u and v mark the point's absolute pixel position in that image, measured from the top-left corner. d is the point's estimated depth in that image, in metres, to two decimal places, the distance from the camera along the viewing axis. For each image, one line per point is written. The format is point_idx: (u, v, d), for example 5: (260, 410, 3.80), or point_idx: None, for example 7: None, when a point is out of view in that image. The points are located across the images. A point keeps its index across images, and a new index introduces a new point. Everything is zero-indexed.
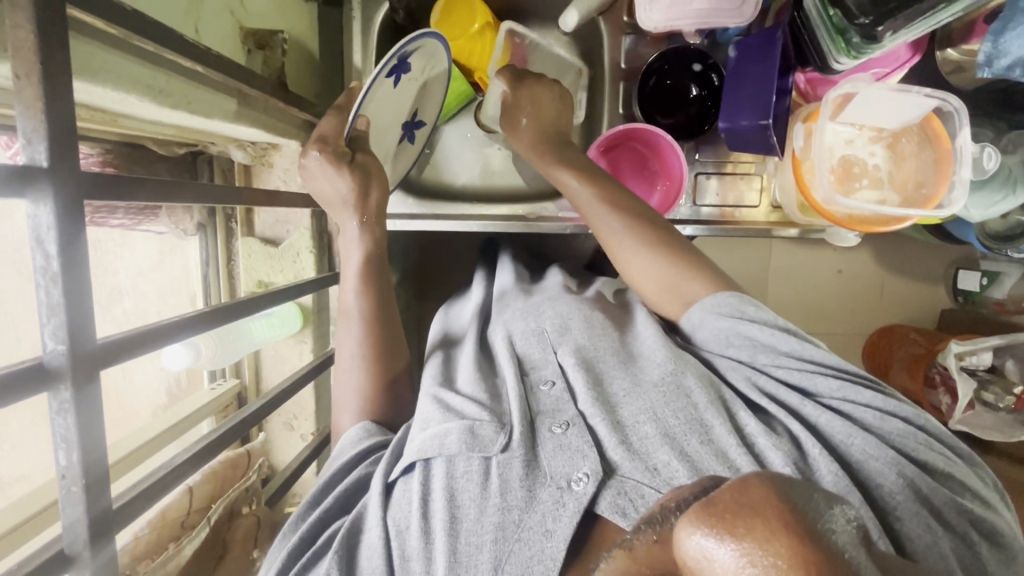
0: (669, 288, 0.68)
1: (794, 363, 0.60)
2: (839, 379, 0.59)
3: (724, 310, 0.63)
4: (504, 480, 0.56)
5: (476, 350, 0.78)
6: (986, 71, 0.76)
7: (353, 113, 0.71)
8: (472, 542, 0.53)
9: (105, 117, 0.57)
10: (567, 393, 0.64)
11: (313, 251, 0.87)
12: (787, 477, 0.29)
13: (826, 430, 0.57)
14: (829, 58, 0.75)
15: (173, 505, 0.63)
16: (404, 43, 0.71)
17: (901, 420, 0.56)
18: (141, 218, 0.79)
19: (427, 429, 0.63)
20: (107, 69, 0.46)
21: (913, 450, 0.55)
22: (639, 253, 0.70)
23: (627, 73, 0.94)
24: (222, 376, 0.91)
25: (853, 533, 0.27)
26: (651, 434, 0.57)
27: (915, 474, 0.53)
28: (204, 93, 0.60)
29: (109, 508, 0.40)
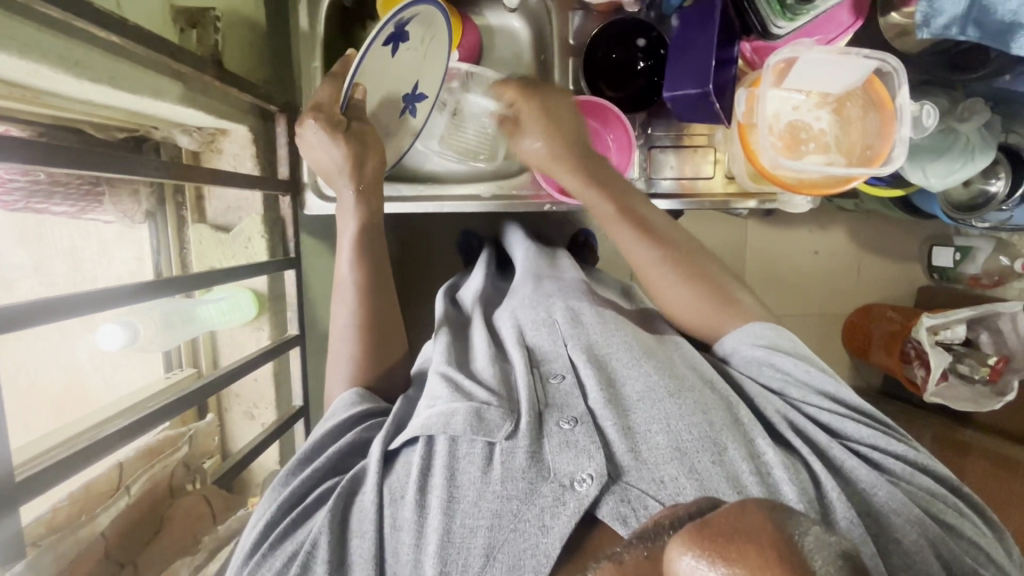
0: (701, 319, 0.72)
1: (825, 400, 0.63)
2: (867, 427, 0.60)
3: (762, 339, 0.68)
4: (506, 467, 0.54)
5: (486, 332, 0.78)
6: (925, 32, 0.77)
7: (347, 81, 0.71)
8: (467, 526, 0.51)
9: (25, 93, 0.56)
10: (577, 389, 0.63)
11: (265, 236, 0.87)
12: (784, 505, 0.29)
13: (849, 471, 0.56)
14: (768, 24, 0.76)
15: (102, 477, 0.59)
16: (400, 10, 0.72)
17: (922, 477, 0.57)
18: (85, 205, 0.78)
19: (433, 408, 0.62)
20: (10, 36, 0.46)
21: (934, 512, 0.55)
22: (674, 285, 0.73)
23: (576, 50, 0.94)
24: (179, 365, 0.90)
25: (846, 563, 0.27)
26: (662, 442, 0.56)
27: (934, 530, 0.52)
28: (132, 70, 0.60)
29: (13, 473, 0.39)
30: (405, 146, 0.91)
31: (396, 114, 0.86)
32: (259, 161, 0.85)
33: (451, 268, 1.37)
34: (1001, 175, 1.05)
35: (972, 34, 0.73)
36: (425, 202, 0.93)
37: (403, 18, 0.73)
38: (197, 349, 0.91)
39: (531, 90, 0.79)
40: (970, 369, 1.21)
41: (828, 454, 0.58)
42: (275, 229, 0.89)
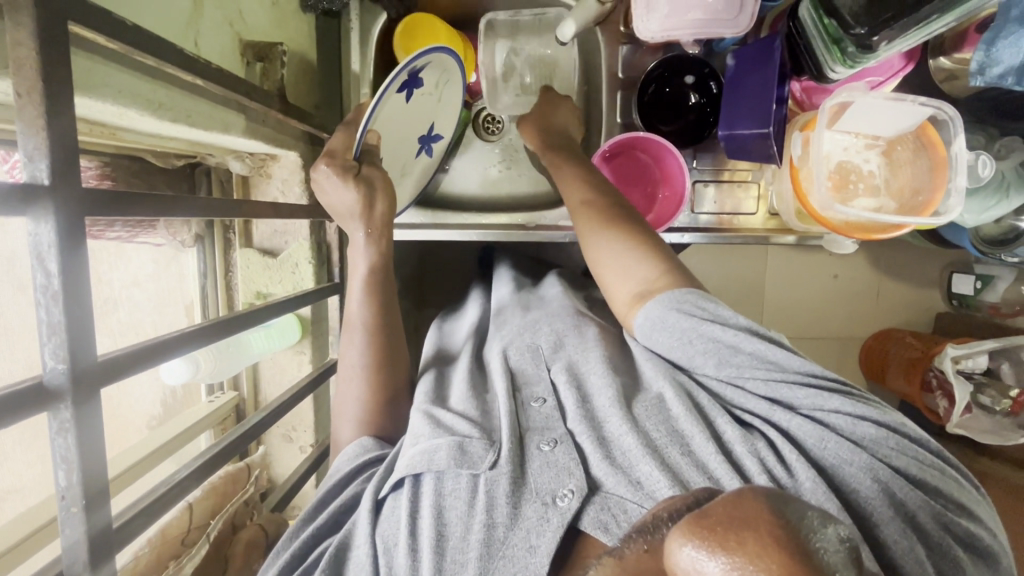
0: (621, 268, 0.67)
1: (772, 363, 0.58)
2: (805, 386, 0.56)
3: (697, 309, 0.61)
4: (490, 496, 0.54)
5: (470, 368, 0.77)
6: (979, 79, 0.77)
7: (362, 126, 0.68)
8: (458, 560, 0.51)
9: (103, 130, 0.56)
10: (557, 411, 0.63)
11: (313, 262, 0.87)
12: (782, 491, 0.28)
13: (798, 435, 0.54)
14: (826, 67, 0.77)
15: (174, 521, 0.61)
16: (414, 58, 0.71)
17: (873, 426, 0.53)
18: (138, 230, 0.79)
19: (416, 445, 0.62)
20: (104, 84, 0.46)
21: (889, 460, 0.51)
22: (599, 237, 0.70)
23: (624, 83, 0.94)
24: (220, 390, 0.91)
25: (846, 556, 0.26)
26: (633, 446, 0.55)
27: (889, 478, 0.50)
28: (204, 106, 0.60)
29: (109, 528, 0.39)
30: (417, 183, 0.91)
31: (412, 152, 0.86)
32: (307, 187, 0.85)
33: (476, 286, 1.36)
34: None
35: None
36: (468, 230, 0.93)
37: (417, 66, 0.72)
38: (239, 372, 0.91)
39: (547, 94, 0.89)
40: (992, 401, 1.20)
41: (774, 421, 0.56)
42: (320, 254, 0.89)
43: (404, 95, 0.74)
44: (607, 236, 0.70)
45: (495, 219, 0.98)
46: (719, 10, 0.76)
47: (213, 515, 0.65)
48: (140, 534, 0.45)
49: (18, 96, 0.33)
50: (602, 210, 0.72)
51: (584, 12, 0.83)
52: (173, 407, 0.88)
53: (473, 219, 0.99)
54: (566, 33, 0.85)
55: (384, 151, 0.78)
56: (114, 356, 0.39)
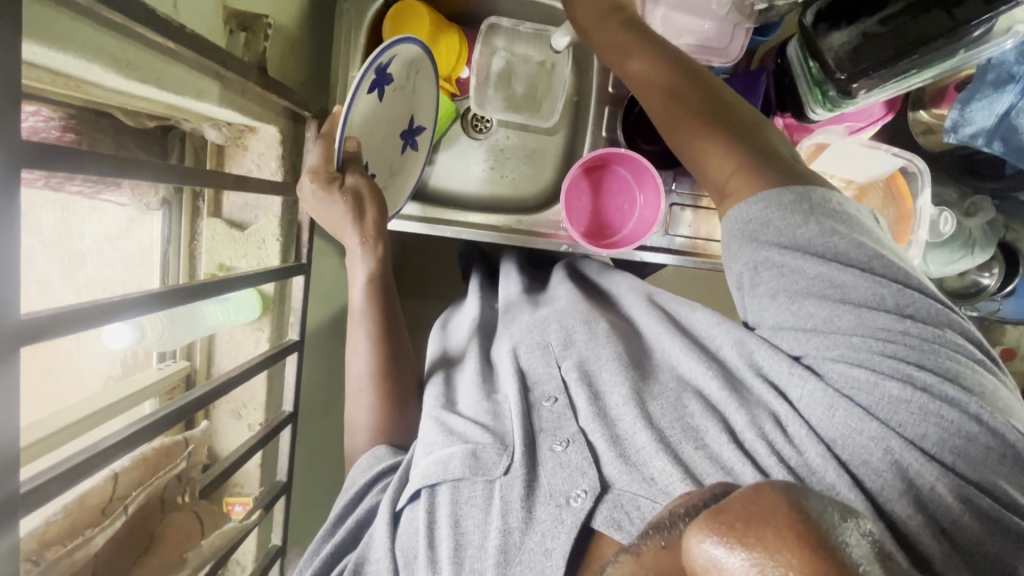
0: (702, 171, 0.64)
1: (800, 312, 0.56)
2: (833, 339, 0.55)
3: (763, 231, 0.57)
4: (505, 501, 0.57)
5: (477, 365, 0.78)
6: (951, 137, 0.79)
7: (339, 132, 0.67)
8: (476, 567, 0.54)
9: (67, 82, 0.55)
10: (569, 410, 0.65)
11: (281, 240, 0.86)
12: (804, 486, 0.28)
13: (813, 405, 0.55)
14: (807, 108, 0.78)
15: (95, 490, 0.58)
16: (379, 53, 0.69)
17: (897, 386, 0.51)
18: (101, 188, 0.76)
19: (429, 454, 0.64)
20: (65, 36, 0.45)
21: (905, 428, 0.51)
22: (677, 131, 0.65)
23: (614, 98, 0.95)
24: (171, 358, 0.89)
25: (871, 550, 0.26)
26: (646, 443, 0.58)
27: (901, 449, 0.50)
28: (178, 71, 0.59)
29: (17, 492, 0.38)
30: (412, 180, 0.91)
31: (398, 151, 0.84)
32: (284, 164, 0.84)
33: (450, 281, 1.36)
34: (995, 271, 1.04)
35: (998, 147, 0.76)
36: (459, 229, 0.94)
37: (382, 60, 0.70)
38: (194, 342, 0.90)
39: None
40: None
41: (792, 391, 0.57)
42: (290, 232, 0.88)
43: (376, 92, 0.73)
44: (686, 129, 0.64)
45: (488, 218, 0.98)
46: (711, 38, 0.77)
47: (138, 485, 0.62)
48: (51, 499, 0.43)
49: None
50: (690, 102, 0.65)
51: None
52: (132, 368, 0.87)
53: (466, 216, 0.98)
54: (561, 40, 0.87)
55: (366, 156, 0.78)
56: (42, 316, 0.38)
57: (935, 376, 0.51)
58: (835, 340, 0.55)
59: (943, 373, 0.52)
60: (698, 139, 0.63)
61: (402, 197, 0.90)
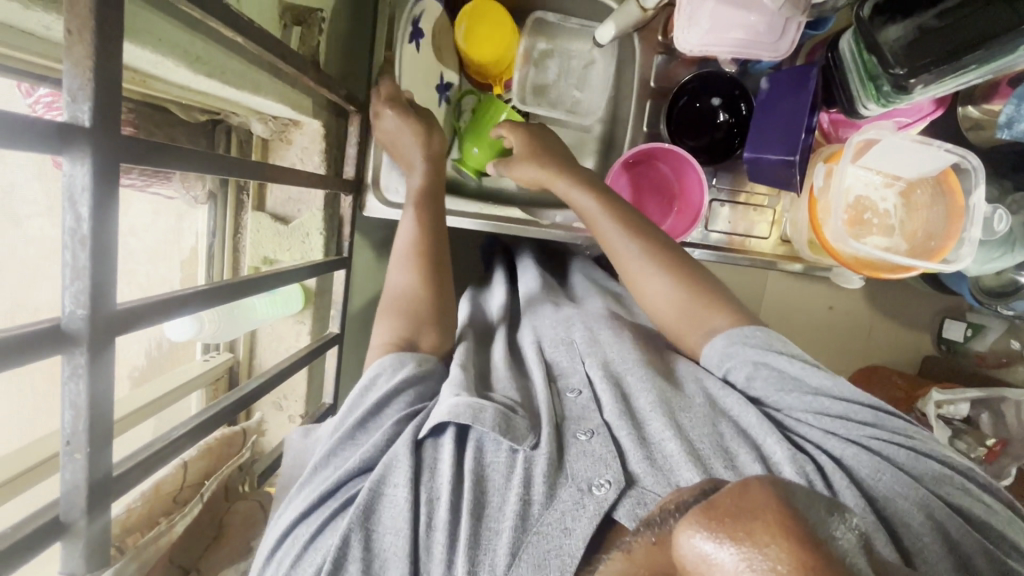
0: (685, 316, 0.71)
1: (817, 404, 0.62)
2: (860, 422, 0.60)
3: (776, 343, 0.66)
4: (529, 474, 0.57)
5: (507, 350, 0.79)
6: (1005, 132, 0.78)
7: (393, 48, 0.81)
8: (493, 529, 0.54)
9: (135, 77, 0.55)
10: (593, 402, 0.66)
11: (323, 234, 0.87)
12: (790, 484, 0.30)
13: (853, 463, 0.57)
14: (858, 103, 0.77)
15: (168, 479, 0.60)
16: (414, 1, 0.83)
17: (933, 464, 0.57)
18: (152, 181, 0.77)
19: (458, 396, 0.62)
20: (146, 31, 0.45)
21: (943, 497, 0.55)
22: (649, 270, 0.74)
23: (656, 92, 0.92)
24: (215, 350, 0.90)
25: (854, 540, 0.27)
26: (675, 451, 0.58)
27: (941, 513, 0.52)
28: (240, 65, 0.60)
29: (108, 475, 0.39)
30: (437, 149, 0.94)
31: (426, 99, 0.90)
32: (327, 158, 0.85)
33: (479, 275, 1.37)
34: None
35: None
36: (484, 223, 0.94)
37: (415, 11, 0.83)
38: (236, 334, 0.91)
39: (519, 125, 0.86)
40: (967, 447, 1.29)
41: (827, 447, 0.59)
42: (332, 227, 0.89)
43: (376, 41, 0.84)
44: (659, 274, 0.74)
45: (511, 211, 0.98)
46: (762, 32, 0.76)
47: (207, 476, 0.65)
48: (134, 485, 0.44)
49: (68, 33, 0.32)
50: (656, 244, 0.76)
51: (625, 17, 0.83)
52: (175, 360, 0.89)
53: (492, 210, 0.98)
54: (604, 33, 0.87)
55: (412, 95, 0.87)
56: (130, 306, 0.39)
57: (952, 462, 0.58)
58: (862, 422, 0.60)
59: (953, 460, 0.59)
60: (673, 284, 0.72)
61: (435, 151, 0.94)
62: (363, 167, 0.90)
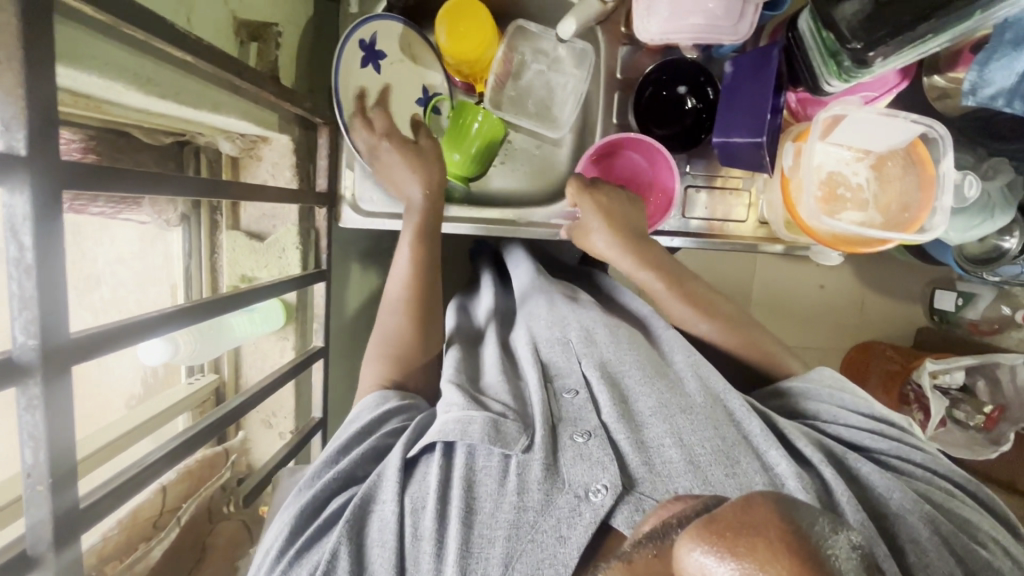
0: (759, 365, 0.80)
1: (847, 423, 0.68)
2: (881, 440, 0.66)
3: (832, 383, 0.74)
4: (523, 479, 0.57)
5: (499, 352, 0.80)
6: (970, 100, 0.78)
7: (335, 72, 0.82)
8: (485, 536, 0.53)
9: (89, 103, 0.55)
10: (590, 403, 0.66)
11: (299, 248, 0.87)
12: (792, 498, 0.31)
13: (868, 479, 0.61)
14: (821, 80, 0.77)
15: (144, 505, 0.64)
16: (362, 25, 0.85)
17: (941, 483, 0.62)
18: (122, 207, 0.77)
19: (449, 411, 0.64)
20: (92, 56, 0.45)
21: (951, 514, 0.59)
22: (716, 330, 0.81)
23: (623, 84, 0.93)
24: (200, 372, 0.90)
25: (855, 559, 0.28)
26: (675, 457, 0.59)
27: (951, 531, 0.56)
28: (197, 84, 0.59)
29: (76, 505, 0.39)
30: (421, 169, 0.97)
31: (404, 120, 0.94)
32: (298, 171, 0.85)
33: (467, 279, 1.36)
34: (1016, 234, 1.03)
35: (1018, 107, 0.74)
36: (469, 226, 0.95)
37: (366, 35, 0.86)
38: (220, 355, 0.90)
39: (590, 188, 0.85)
40: (966, 416, 1.31)
41: (846, 462, 0.63)
42: (308, 241, 0.89)
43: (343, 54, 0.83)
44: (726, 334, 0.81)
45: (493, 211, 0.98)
46: (720, 15, 0.75)
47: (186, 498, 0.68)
48: (110, 512, 0.44)
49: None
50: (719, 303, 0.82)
51: (585, 10, 0.83)
52: (159, 386, 0.88)
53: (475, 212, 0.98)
54: (565, 29, 0.85)
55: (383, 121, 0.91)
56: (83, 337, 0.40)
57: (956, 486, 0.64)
58: (883, 443, 0.65)
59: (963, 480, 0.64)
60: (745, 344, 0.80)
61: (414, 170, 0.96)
62: (335, 178, 0.90)
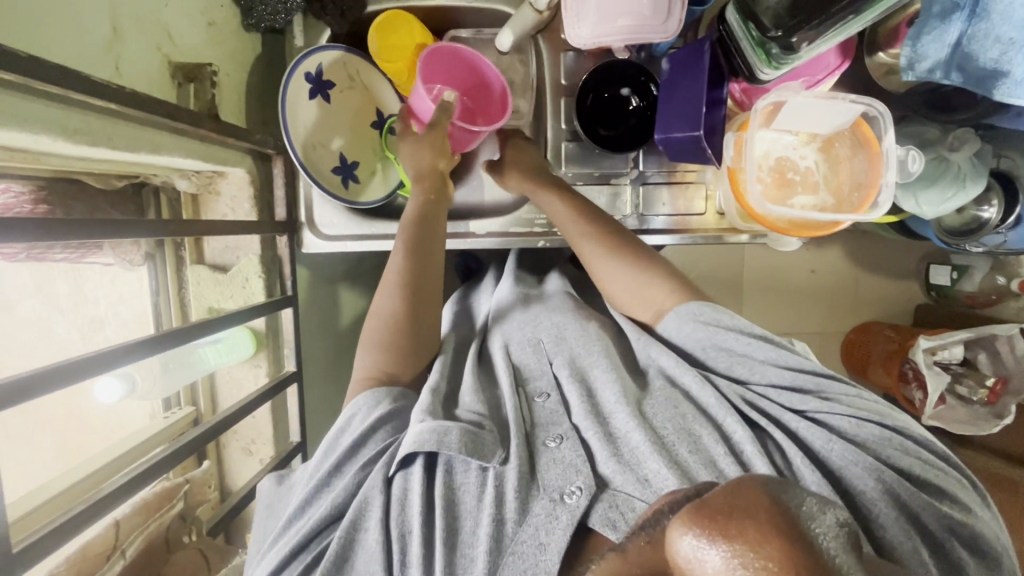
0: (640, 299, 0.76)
1: (776, 375, 0.64)
2: (813, 390, 0.63)
3: (721, 320, 0.68)
4: (500, 491, 0.57)
5: (474, 359, 0.79)
6: (910, 75, 0.75)
7: (281, 104, 0.83)
8: (468, 553, 0.54)
9: (26, 156, 0.58)
10: (561, 406, 0.67)
11: (263, 276, 0.89)
12: (780, 480, 0.33)
13: (807, 438, 0.59)
14: (755, 69, 0.77)
15: (98, 540, 0.67)
16: (305, 57, 0.86)
17: (884, 428, 0.59)
18: (86, 251, 0.80)
19: (423, 422, 0.62)
20: (11, 114, 0.48)
21: (893, 461, 0.57)
22: (609, 266, 0.78)
23: (568, 89, 0.94)
24: (177, 405, 0.91)
25: (842, 536, 0.31)
26: (640, 443, 0.59)
27: (894, 480, 0.55)
28: (132, 128, 0.62)
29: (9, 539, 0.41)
30: (384, 190, 0.98)
31: (356, 145, 0.96)
32: (256, 202, 0.87)
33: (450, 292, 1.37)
34: (995, 203, 1.01)
35: (956, 78, 0.71)
36: (475, 240, 0.95)
37: (311, 65, 0.87)
38: (196, 388, 0.93)
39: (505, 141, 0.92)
40: (969, 391, 1.28)
41: (784, 423, 0.62)
42: (271, 269, 0.90)
43: (292, 83, 0.84)
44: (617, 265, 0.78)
45: (494, 221, 0.96)
46: (646, 15, 0.76)
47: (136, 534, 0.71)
48: None
49: None
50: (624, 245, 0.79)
51: (521, 22, 0.84)
52: (139, 422, 0.90)
53: (474, 225, 0.96)
54: (504, 40, 0.87)
55: (339, 147, 0.93)
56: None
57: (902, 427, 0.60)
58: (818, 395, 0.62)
59: (909, 425, 0.60)
60: (627, 273, 0.77)
61: (371, 193, 0.96)
62: (294, 206, 0.92)
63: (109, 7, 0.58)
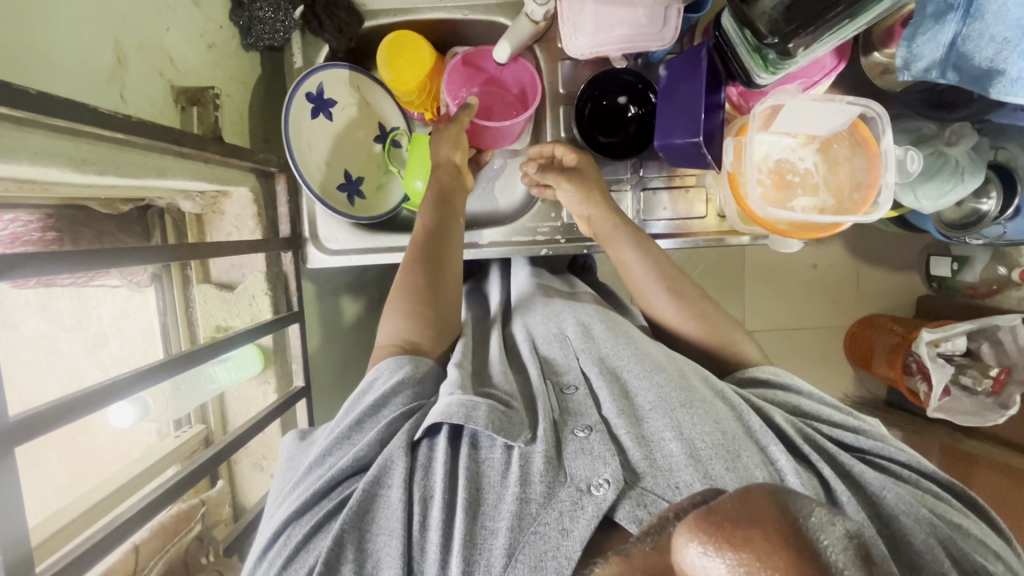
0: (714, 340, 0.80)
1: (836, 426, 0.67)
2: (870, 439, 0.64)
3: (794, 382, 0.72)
4: (525, 471, 0.57)
5: (500, 345, 0.81)
6: (906, 75, 0.74)
7: (284, 125, 0.84)
8: (489, 527, 0.53)
9: (35, 187, 0.59)
10: (590, 399, 0.66)
11: (269, 294, 0.89)
12: (789, 489, 0.32)
13: (861, 477, 0.60)
14: (752, 74, 0.79)
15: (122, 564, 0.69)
16: (306, 78, 0.87)
17: (931, 486, 0.61)
18: (94, 276, 0.81)
19: (452, 394, 0.63)
20: (21, 148, 0.49)
21: (946, 517, 0.58)
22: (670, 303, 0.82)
23: (566, 98, 0.94)
24: (188, 424, 0.92)
25: (854, 545, 0.29)
26: (677, 453, 0.58)
27: (947, 533, 0.55)
28: (137, 155, 0.62)
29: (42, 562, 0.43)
30: (388, 204, 0.99)
31: (360, 161, 0.97)
32: (260, 220, 0.88)
33: None
34: (994, 195, 1.00)
35: (952, 78, 0.70)
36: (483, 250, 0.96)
37: (313, 86, 0.88)
38: (206, 406, 0.93)
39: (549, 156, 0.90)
40: (973, 381, 1.28)
41: (838, 459, 0.61)
42: (277, 285, 0.91)
43: (292, 102, 0.85)
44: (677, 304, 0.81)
45: (496, 231, 0.97)
46: (642, 23, 0.77)
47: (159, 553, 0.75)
48: None
49: None
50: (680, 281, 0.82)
51: (518, 33, 0.84)
52: (149, 442, 0.91)
53: (478, 235, 0.97)
54: (502, 53, 0.86)
55: (343, 164, 0.95)
56: (15, 421, 0.44)
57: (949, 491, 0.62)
58: (875, 446, 0.64)
59: (956, 485, 0.63)
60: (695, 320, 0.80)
61: (376, 209, 0.98)
62: (298, 222, 0.92)
63: (112, 36, 0.59)
